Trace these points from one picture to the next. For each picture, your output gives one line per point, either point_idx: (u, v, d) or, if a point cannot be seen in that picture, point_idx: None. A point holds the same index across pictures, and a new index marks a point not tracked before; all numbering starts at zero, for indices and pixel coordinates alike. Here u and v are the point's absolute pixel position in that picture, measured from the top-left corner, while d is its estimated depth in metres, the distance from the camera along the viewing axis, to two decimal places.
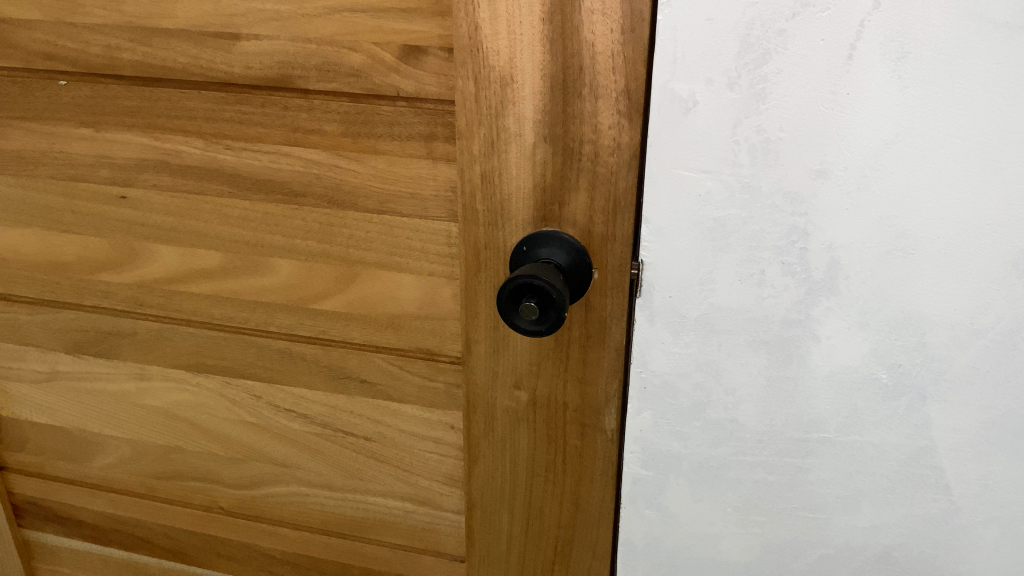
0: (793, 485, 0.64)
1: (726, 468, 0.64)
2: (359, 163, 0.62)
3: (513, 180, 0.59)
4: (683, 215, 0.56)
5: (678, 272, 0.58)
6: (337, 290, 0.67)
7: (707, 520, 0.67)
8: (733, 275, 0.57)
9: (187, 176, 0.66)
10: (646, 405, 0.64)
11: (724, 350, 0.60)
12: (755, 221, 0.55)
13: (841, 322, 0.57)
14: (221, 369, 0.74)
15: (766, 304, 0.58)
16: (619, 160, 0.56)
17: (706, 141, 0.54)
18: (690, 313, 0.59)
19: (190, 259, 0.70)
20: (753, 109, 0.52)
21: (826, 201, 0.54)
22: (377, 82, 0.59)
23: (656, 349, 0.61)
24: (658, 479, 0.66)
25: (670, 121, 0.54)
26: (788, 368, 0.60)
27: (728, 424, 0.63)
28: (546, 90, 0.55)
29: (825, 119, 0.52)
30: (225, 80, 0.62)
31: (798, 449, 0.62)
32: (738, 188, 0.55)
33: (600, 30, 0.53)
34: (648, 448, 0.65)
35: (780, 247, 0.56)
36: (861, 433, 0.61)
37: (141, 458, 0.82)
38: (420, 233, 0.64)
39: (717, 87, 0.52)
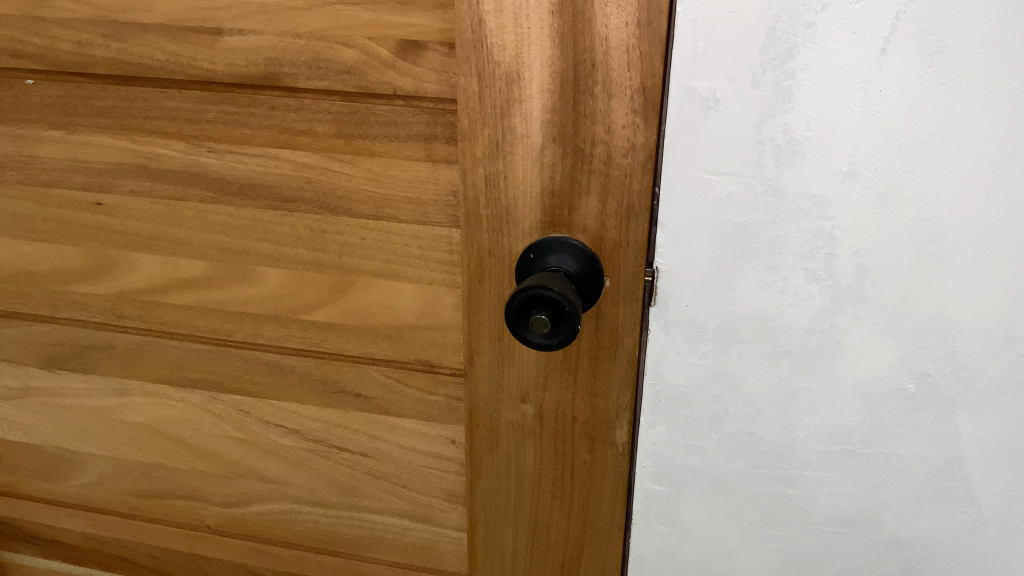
0: (815, 500, 0.61)
1: (744, 481, 0.61)
2: (353, 166, 0.58)
3: (519, 184, 0.55)
4: (701, 220, 0.53)
5: (695, 280, 0.55)
6: (330, 300, 0.64)
7: (722, 535, 0.64)
8: (754, 282, 0.54)
9: (167, 181, 0.62)
10: (660, 418, 0.60)
11: (743, 360, 0.57)
12: (779, 226, 0.52)
13: (868, 330, 0.54)
14: (206, 384, 0.70)
15: (789, 312, 0.55)
16: (633, 162, 0.53)
17: (727, 142, 0.50)
18: (708, 323, 0.56)
19: (172, 268, 0.65)
20: (778, 108, 0.49)
21: (854, 204, 0.51)
22: (372, 80, 0.55)
23: (671, 360, 0.58)
24: (672, 494, 0.63)
25: (688, 120, 0.50)
26: (811, 378, 0.57)
27: (747, 437, 0.60)
28: (556, 88, 0.52)
29: (855, 118, 0.49)
30: (208, 78, 0.58)
31: (820, 462, 0.59)
32: (761, 192, 0.51)
33: (614, 23, 0.49)
34: (662, 462, 0.62)
35: (805, 253, 0.53)
36: (886, 445, 0.58)
37: (122, 476, 0.78)
38: (419, 239, 0.60)
39: (739, 83, 0.49)
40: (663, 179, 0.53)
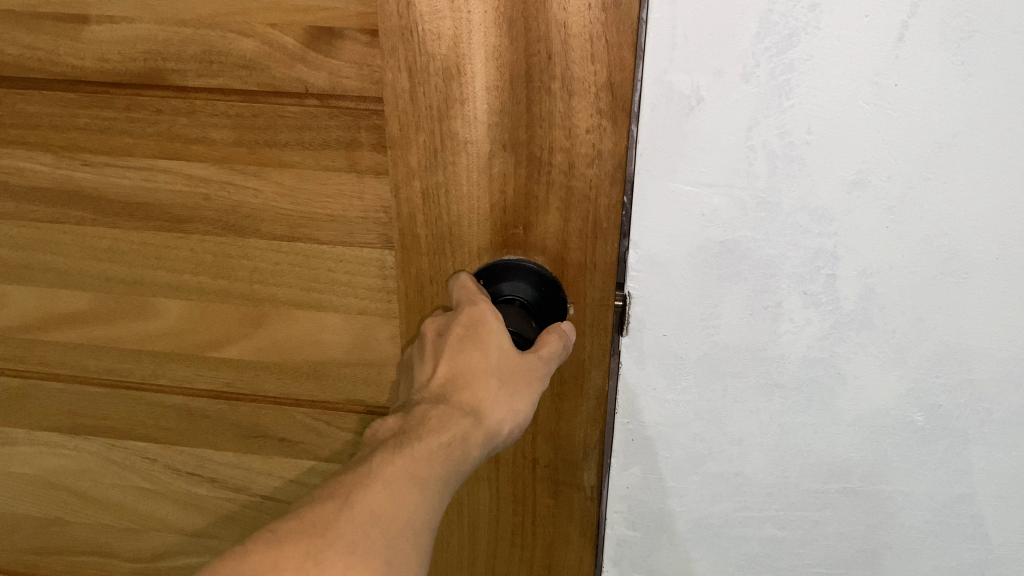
0: (808, 541, 0.54)
1: (729, 525, 0.54)
2: (261, 179, 0.48)
3: (464, 199, 0.46)
4: (681, 239, 0.45)
5: (674, 308, 0.47)
6: (243, 334, 0.54)
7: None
8: (742, 309, 0.46)
9: (36, 200, 0.51)
10: (634, 459, 0.53)
11: (730, 396, 0.50)
12: (772, 245, 0.44)
13: (873, 360, 0.47)
14: (103, 431, 0.60)
15: (783, 341, 0.47)
16: (601, 170, 0.44)
17: (713, 148, 0.42)
18: (689, 355, 0.48)
19: (51, 301, 0.55)
20: (773, 107, 0.41)
21: (861, 219, 0.43)
22: (277, 76, 0.45)
23: (646, 398, 0.51)
24: (647, 540, 0.56)
25: (666, 123, 0.42)
26: (807, 413, 0.49)
27: (733, 478, 0.53)
28: (504, 84, 0.42)
29: (864, 118, 0.40)
30: (75, 77, 0.47)
31: (815, 501, 0.52)
32: (752, 206, 0.43)
33: (575, 5, 0.40)
34: (636, 507, 0.55)
35: (802, 274, 0.45)
36: (890, 481, 0.51)
37: (13, 533, 0.67)
38: (345, 263, 0.50)
39: (727, 78, 0.40)
40: (635, 190, 0.44)
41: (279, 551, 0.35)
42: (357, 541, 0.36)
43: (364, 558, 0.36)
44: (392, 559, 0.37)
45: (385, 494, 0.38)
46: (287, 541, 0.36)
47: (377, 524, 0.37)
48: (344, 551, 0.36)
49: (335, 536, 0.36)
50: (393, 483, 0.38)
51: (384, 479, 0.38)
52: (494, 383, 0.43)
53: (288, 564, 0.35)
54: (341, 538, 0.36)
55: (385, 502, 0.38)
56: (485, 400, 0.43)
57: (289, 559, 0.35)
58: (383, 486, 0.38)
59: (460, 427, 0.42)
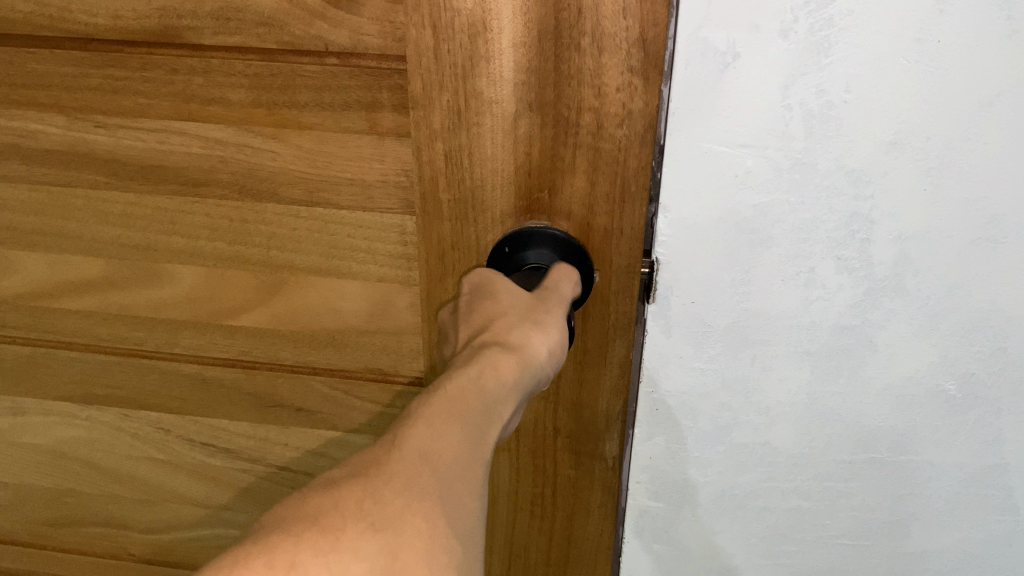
0: (833, 512, 0.54)
1: (753, 495, 0.54)
2: (279, 141, 0.47)
3: (488, 161, 0.45)
4: (713, 204, 0.44)
5: (702, 274, 0.46)
6: (259, 302, 0.53)
7: (728, 553, 0.57)
8: (773, 275, 0.45)
9: (47, 163, 0.50)
10: (658, 429, 0.53)
11: (758, 364, 0.49)
12: (807, 208, 0.43)
13: (905, 327, 0.46)
14: (117, 400, 0.59)
15: (814, 308, 0.46)
16: (631, 132, 0.43)
17: (748, 108, 0.41)
18: (718, 323, 0.48)
19: (63, 268, 0.54)
20: (811, 65, 0.39)
21: (899, 182, 0.42)
22: (296, 33, 0.44)
23: (673, 366, 0.50)
24: (671, 512, 0.56)
25: (700, 82, 0.40)
26: (836, 381, 0.48)
27: (759, 447, 0.52)
28: (532, 41, 0.41)
29: (906, 77, 0.39)
30: (87, 34, 0.45)
31: (841, 473, 0.52)
32: (786, 168, 0.42)
33: None
34: (659, 478, 0.55)
35: (837, 239, 0.44)
36: (918, 451, 0.50)
37: (25, 504, 0.66)
38: (364, 229, 0.49)
39: (764, 34, 0.39)
40: (666, 151, 0.43)
41: (334, 494, 0.30)
42: (412, 478, 0.31)
43: (423, 494, 0.30)
44: (450, 498, 0.31)
45: (430, 431, 0.33)
46: (342, 484, 0.30)
47: (430, 460, 0.32)
48: (400, 489, 0.30)
49: (388, 475, 0.31)
50: (437, 420, 0.34)
51: (427, 418, 0.34)
52: (515, 316, 0.41)
53: (345, 502, 0.29)
54: (396, 476, 0.31)
55: (433, 439, 0.33)
56: (508, 329, 0.40)
57: (345, 498, 0.29)
58: (426, 424, 0.33)
59: (490, 353, 0.38)
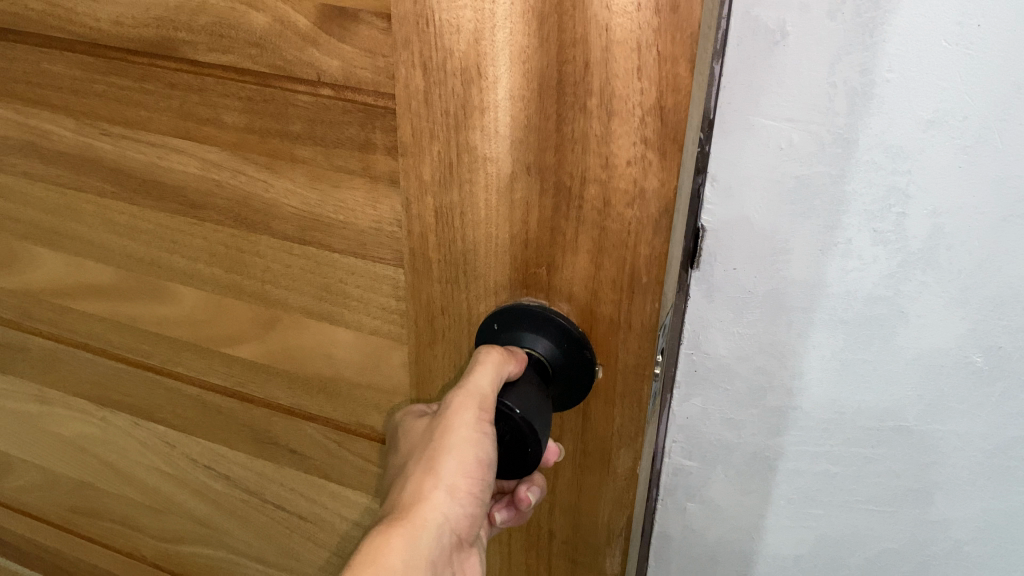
0: (860, 478, 0.49)
1: (783, 457, 0.50)
2: (272, 173, 0.43)
3: (481, 225, 0.38)
4: (756, 168, 0.41)
5: (744, 239, 0.43)
6: (255, 335, 0.49)
7: (754, 512, 0.53)
8: (812, 243, 0.42)
9: (61, 165, 0.48)
10: (695, 391, 0.49)
11: (792, 330, 0.45)
12: (845, 180, 0.40)
13: (936, 300, 0.42)
14: (128, 407, 0.58)
15: (848, 278, 0.43)
16: (643, 211, 0.35)
17: (792, 80, 0.38)
18: (758, 289, 0.44)
19: (77, 270, 0.52)
20: (858, 44, 0.36)
21: (936, 159, 0.38)
22: (286, 58, 0.39)
23: (712, 331, 0.46)
24: (703, 470, 0.52)
25: (750, 59, 0.38)
26: (869, 350, 0.45)
27: (791, 412, 0.48)
28: (532, 95, 0.34)
29: (946, 58, 0.36)
30: (92, 40, 0.43)
31: (868, 438, 0.48)
32: (828, 140, 0.39)
33: (619, 4, 0.31)
34: (694, 437, 0.51)
35: (872, 211, 0.40)
36: (945, 423, 0.46)
37: (53, 488, 0.67)
38: (356, 276, 0.44)
39: (812, 14, 0.36)
40: (714, 124, 0.40)
41: None
42: None
43: None
44: None
45: None
46: None
47: None
48: None
49: None
50: None
51: None
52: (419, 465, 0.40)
53: None
54: None
55: None
56: (413, 483, 0.40)
57: None
58: None
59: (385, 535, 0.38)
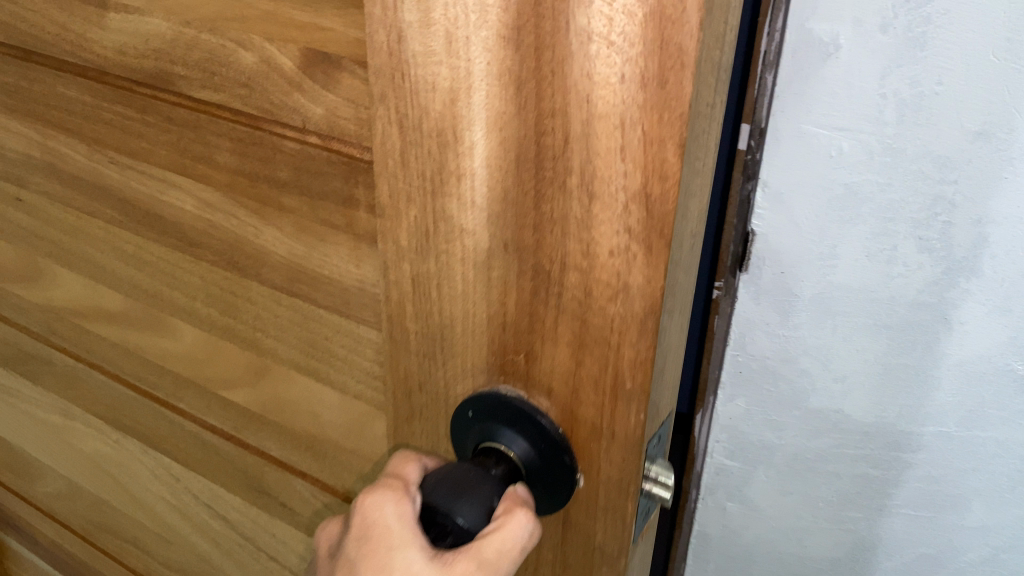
0: (900, 483, 0.65)
1: (828, 459, 0.66)
2: (260, 219, 0.40)
3: (458, 301, 0.34)
4: (813, 177, 0.55)
5: (794, 249, 0.58)
6: (247, 383, 0.47)
7: (796, 517, 0.70)
8: (862, 248, 0.56)
9: (75, 188, 0.47)
10: (739, 393, 0.66)
11: (838, 333, 0.60)
12: (893, 189, 0.53)
13: (980, 309, 0.56)
14: (138, 433, 0.56)
15: (896, 285, 0.56)
16: (627, 310, 0.30)
17: (845, 90, 0.52)
18: (804, 293, 0.59)
19: (92, 292, 0.51)
20: (908, 57, 0.49)
21: (980, 166, 0.50)
22: (274, 102, 0.36)
23: (757, 332, 0.63)
24: (745, 470, 0.70)
25: (804, 66, 0.52)
26: (910, 354, 0.59)
27: (833, 415, 0.64)
28: (509, 167, 0.30)
29: (988, 73, 0.48)
30: (99, 66, 0.41)
31: (911, 444, 0.63)
32: (879, 149, 0.52)
33: (601, 73, 0.27)
34: (735, 437, 0.69)
35: (920, 219, 0.53)
36: (983, 429, 0.60)
37: (76, 500, 0.67)
38: (340, 336, 0.41)
39: (865, 28, 0.49)
40: (767, 133, 0.55)
41: None
42: None
43: None
44: None
45: None
46: None
47: None
48: None
49: None
50: None
51: None
52: None
53: None
54: None
55: None
56: None
57: None
58: None
59: None
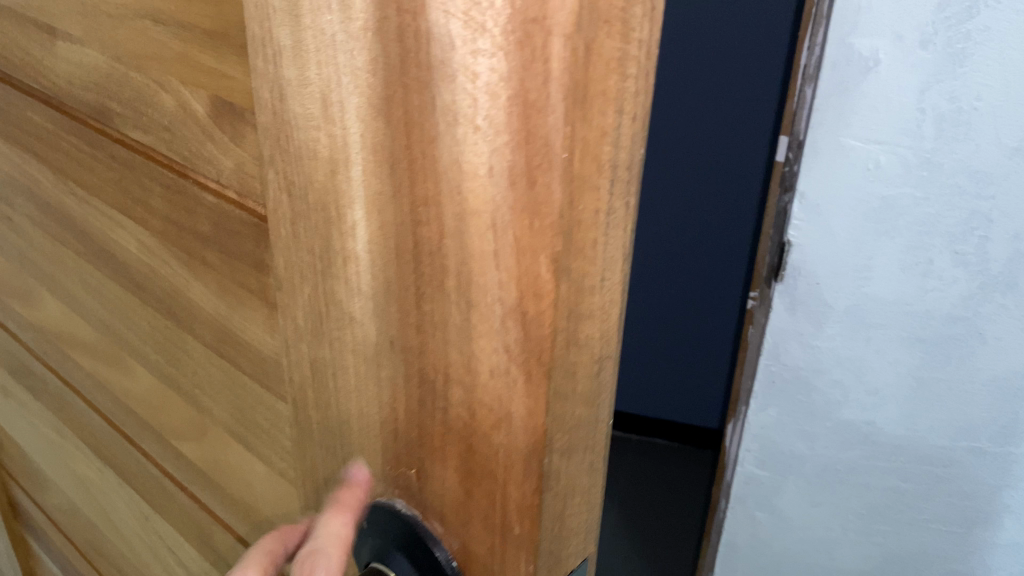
0: (925, 492, 0.87)
1: (853, 469, 0.89)
2: (190, 271, 0.37)
3: (353, 396, 0.30)
4: (855, 195, 0.75)
5: (841, 261, 0.79)
6: (192, 437, 0.44)
7: (825, 523, 0.95)
8: (897, 263, 0.77)
9: (48, 215, 0.46)
10: (772, 404, 0.90)
11: (877, 346, 0.82)
12: (927, 204, 0.73)
13: (1006, 322, 0.75)
14: (114, 466, 0.54)
15: (929, 299, 0.77)
16: (510, 443, 0.25)
17: (886, 108, 0.71)
18: (841, 306, 0.81)
19: (67, 320, 0.50)
20: (947, 74, 0.68)
21: (1008, 179, 0.69)
22: (191, 150, 0.33)
23: (796, 340, 0.85)
24: (776, 480, 0.95)
25: (849, 72, 0.71)
26: (943, 365, 0.80)
27: (865, 424, 0.86)
28: (390, 255, 0.25)
29: (1009, 88, 0.66)
30: (56, 94, 0.39)
31: (940, 459, 0.84)
32: (915, 164, 0.72)
33: (470, 163, 0.22)
34: (767, 448, 0.93)
35: (952, 238, 0.74)
36: (1011, 437, 0.81)
37: (75, 518, 0.66)
38: (261, 407, 0.37)
39: (903, 42, 0.68)
40: (802, 146, 0.76)
41: None
42: None
43: None
44: None
45: None
46: None
47: None
48: None
49: None
50: None
51: None
52: None
53: None
54: None
55: None
56: None
57: None
58: None
59: None
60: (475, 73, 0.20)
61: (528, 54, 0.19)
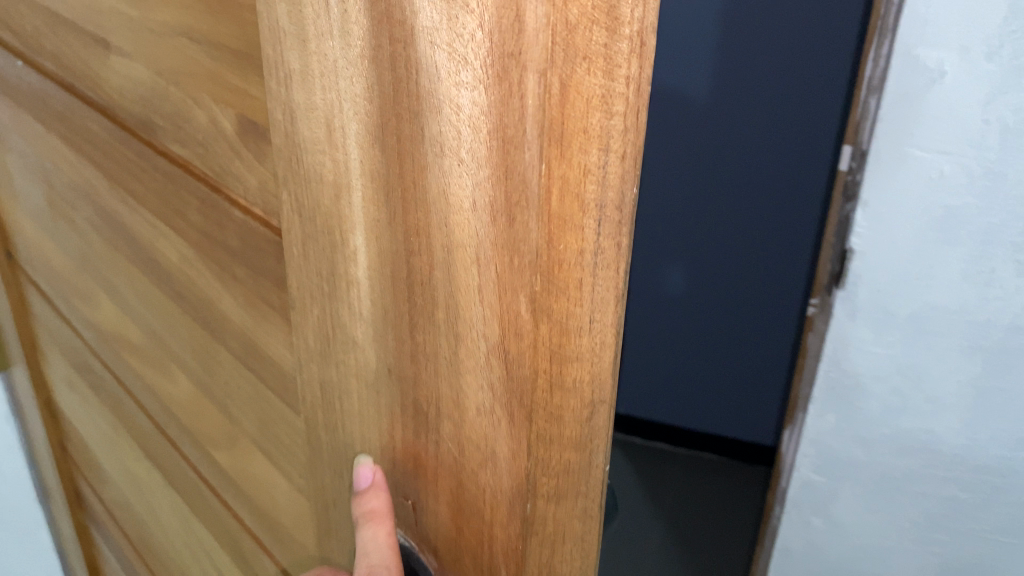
0: (986, 508, 0.75)
1: (909, 479, 0.78)
2: (221, 283, 0.37)
3: (357, 419, 0.30)
4: (915, 203, 0.67)
5: (898, 266, 0.70)
6: (223, 447, 0.44)
7: (879, 533, 0.82)
8: (960, 269, 0.67)
9: (104, 220, 0.47)
10: (831, 409, 0.79)
11: (936, 352, 0.71)
12: (992, 212, 0.64)
13: None
14: (160, 465, 0.56)
15: (991, 306, 0.67)
16: (495, 483, 0.24)
17: (949, 119, 0.63)
18: (900, 313, 0.72)
19: (120, 321, 0.51)
20: (1013, 85, 0.60)
21: None
22: (222, 165, 0.33)
23: (853, 347, 0.75)
24: (831, 485, 0.83)
25: (914, 82, 0.63)
26: (1006, 376, 0.69)
27: (923, 434, 0.75)
28: (386, 283, 0.25)
29: None
30: (110, 104, 0.41)
31: (996, 469, 0.73)
32: (977, 173, 0.63)
33: (455, 197, 0.21)
34: (823, 454, 0.82)
35: (1018, 244, 0.64)
36: None
37: (129, 512, 0.68)
38: (281, 421, 0.37)
39: (970, 54, 0.60)
40: (868, 155, 0.67)
41: None
42: None
43: None
44: None
45: None
46: None
47: None
48: None
49: None
50: None
51: None
52: None
53: None
54: None
55: None
56: None
57: None
58: None
59: None
60: (459, 105, 0.20)
61: (507, 88, 0.19)
